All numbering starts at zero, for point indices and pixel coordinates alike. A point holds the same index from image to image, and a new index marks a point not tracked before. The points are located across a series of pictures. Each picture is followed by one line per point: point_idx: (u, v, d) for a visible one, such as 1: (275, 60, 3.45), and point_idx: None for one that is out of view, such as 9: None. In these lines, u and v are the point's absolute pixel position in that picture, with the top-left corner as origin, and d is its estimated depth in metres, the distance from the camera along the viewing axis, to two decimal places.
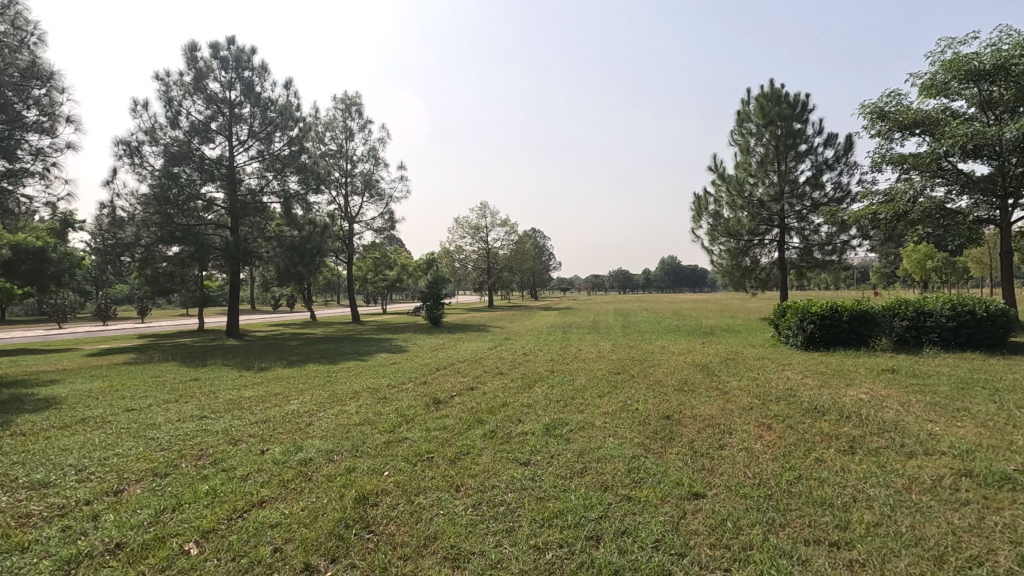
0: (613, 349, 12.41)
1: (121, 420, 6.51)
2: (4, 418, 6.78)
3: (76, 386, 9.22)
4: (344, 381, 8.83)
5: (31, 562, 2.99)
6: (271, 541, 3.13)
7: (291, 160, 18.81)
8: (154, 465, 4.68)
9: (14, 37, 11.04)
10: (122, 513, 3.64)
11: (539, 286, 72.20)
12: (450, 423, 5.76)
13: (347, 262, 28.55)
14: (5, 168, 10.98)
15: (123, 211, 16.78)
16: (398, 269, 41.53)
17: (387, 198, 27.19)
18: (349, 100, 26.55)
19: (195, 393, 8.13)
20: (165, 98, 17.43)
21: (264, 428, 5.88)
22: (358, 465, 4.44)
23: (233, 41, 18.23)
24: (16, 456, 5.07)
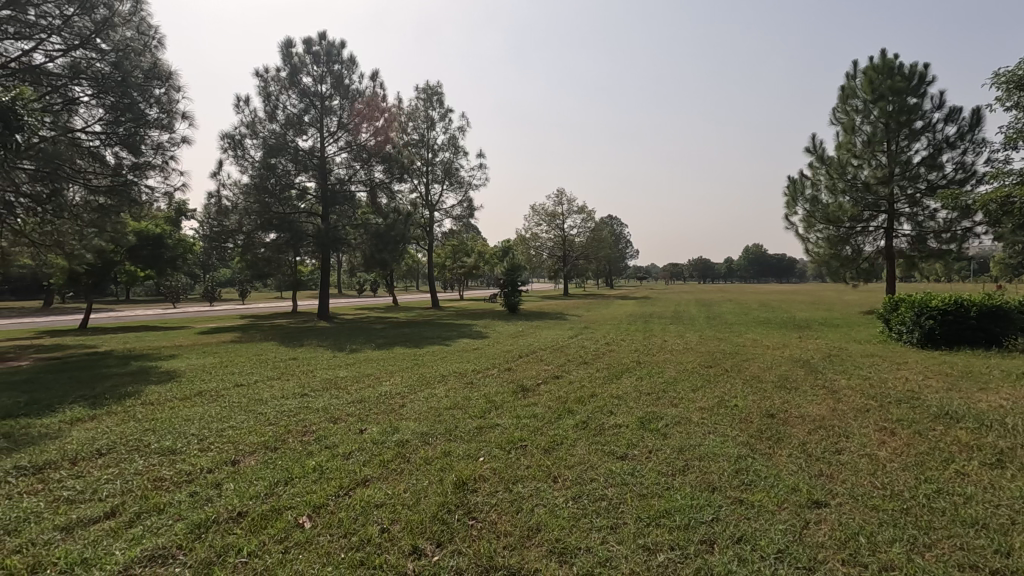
0: (701, 341, 11.93)
1: (232, 394, 7.02)
2: (134, 388, 7.49)
3: (192, 361, 10.07)
4: (431, 365, 9.05)
5: (167, 523, 3.23)
6: (378, 521, 3.19)
7: (377, 149, 19.41)
8: (264, 439, 4.97)
9: (139, 41, 12.03)
10: (241, 482, 3.88)
11: (615, 274, 70.82)
12: (540, 412, 5.70)
13: (427, 249, 29.33)
14: (132, 162, 12.13)
15: (227, 201, 18.13)
16: (476, 256, 42.22)
17: (467, 186, 27.59)
18: (431, 90, 27.07)
19: (295, 372, 8.63)
20: (264, 93, 18.55)
21: (360, 408, 6.11)
22: (454, 450, 4.48)
23: (324, 36, 19.04)
24: (146, 424, 5.56)
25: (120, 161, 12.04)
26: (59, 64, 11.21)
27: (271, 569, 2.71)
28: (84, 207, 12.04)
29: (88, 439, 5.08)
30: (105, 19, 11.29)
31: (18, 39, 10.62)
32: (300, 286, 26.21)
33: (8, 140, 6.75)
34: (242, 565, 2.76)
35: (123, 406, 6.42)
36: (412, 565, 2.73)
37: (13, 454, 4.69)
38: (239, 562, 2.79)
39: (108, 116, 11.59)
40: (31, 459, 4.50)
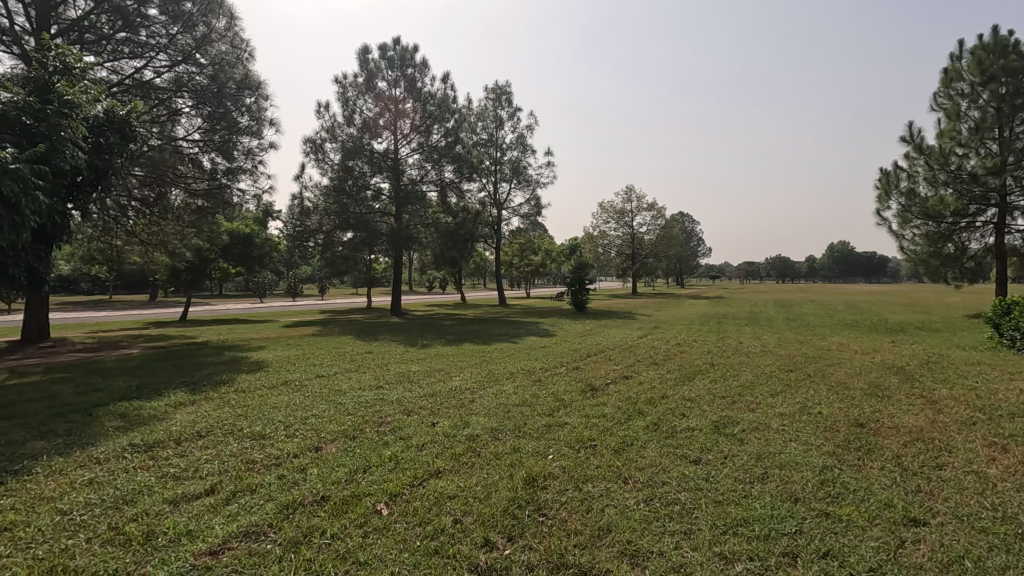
0: (780, 344, 11.34)
1: (314, 384, 7.44)
2: (228, 376, 8.11)
3: (278, 353, 10.76)
4: (500, 361, 9.17)
5: (259, 503, 3.48)
6: (451, 512, 3.28)
7: (447, 150, 19.85)
8: (343, 428, 5.22)
9: (233, 55, 12.96)
10: (323, 468, 4.11)
11: (685, 273, 68.64)
12: (609, 412, 5.63)
13: (495, 247, 29.69)
14: (226, 166, 13.07)
15: (309, 202, 19.17)
16: (543, 254, 42.25)
17: (535, 184, 27.68)
18: (500, 89, 27.33)
19: (370, 365, 9.01)
20: (342, 98, 19.44)
21: (432, 402, 6.29)
22: (523, 446, 4.52)
23: (399, 42, 19.68)
24: (238, 410, 6.01)
25: (215, 166, 13.00)
26: (165, 78, 12.29)
27: (352, 552, 2.85)
28: (185, 209, 13.14)
29: (190, 421, 5.56)
30: (204, 36, 12.24)
31: (131, 57, 11.76)
32: (374, 283, 27.32)
33: (126, 149, 7.52)
34: (326, 545, 2.92)
35: (219, 392, 6.97)
36: (484, 557, 2.79)
37: (129, 432, 5.21)
38: (323, 543, 2.96)
39: (205, 125, 12.58)
40: (144, 437, 4.99)
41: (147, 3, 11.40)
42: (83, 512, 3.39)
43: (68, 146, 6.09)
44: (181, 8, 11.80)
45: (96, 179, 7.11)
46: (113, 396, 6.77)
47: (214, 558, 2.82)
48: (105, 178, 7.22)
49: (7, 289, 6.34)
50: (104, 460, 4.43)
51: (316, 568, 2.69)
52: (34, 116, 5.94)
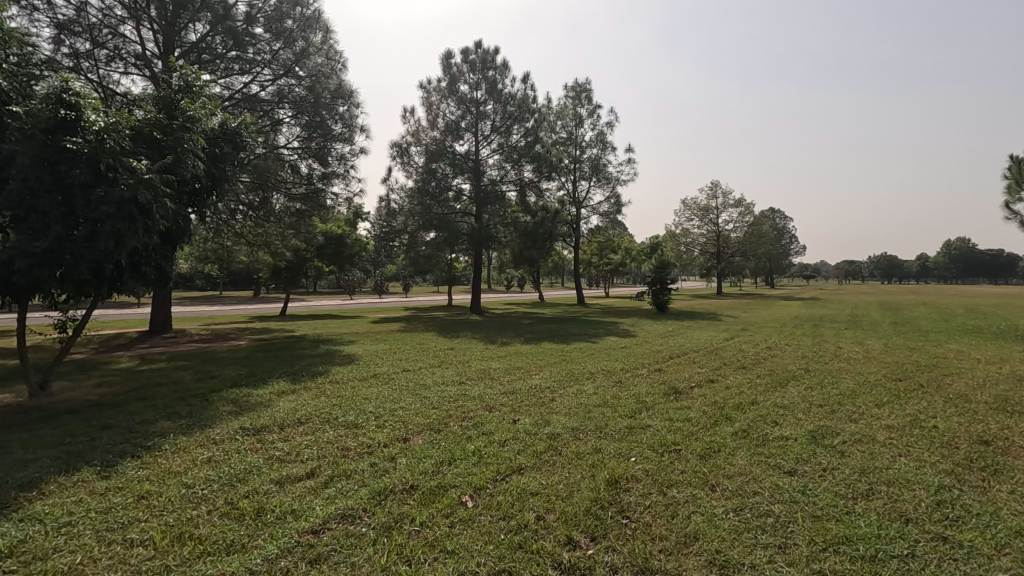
0: (886, 350, 10.41)
1: (400, 378, 7.81)
2: (324, 368, 8.69)
3: (367, 347, 11.36)
4: (579, 361, 9.12)
5: (354, 488, 3.70)
6: (534, 508, 3.32)
7: (527, 150, 19.99)
8: (429, 421, 5.42)
9: (328, 66, 13.83)
10: (411, 458, 4.29)
11: (776, 273, 64.79)
12: (694, 416, 5.45)
13: (574, 245, 29.53)
14: (322, 172, 13.92)
15: (395, 204, 20.05)
16: (622, 253, 41.50)
17: (615, 182, 27.23)
18: (580, 87, 27.14)
19: (452, 361, 9.31)
20: (427, 103, 20.14)
21: (512, 399, 6.39)
22: (605, 447, 4.47)
23: (480, 45, 20.05)
24: (334, 399, 6.42)
25: (312, 172, 13.90)
26: (268, 91, 13.32)
27: (440, 540, 2.96)
28: (285, 212, 14.17)
29: (291, 408, 6.02)
30: (303, 50, 13.13)
31: (240, 73, 12.86)
32: (455, 282, 28.07)
33: (237, 158, 8.23)
34: (416, 532, 3.06)
35: (316, 383, 7.48)
36: (568, 555, 2.80)
37: (239, 417, 5.73)
38: (412, 530, 3.09)
39: (303, 133, 13.49)
40: (252, 421, 5.46)
41: (254, 23, 12.44)
42: (205, 487, 3.78)
43: (190, 156, 6.78)
44: (283, 25, 12.75)
45: (213, 186, 7.83)
46: (225, 383, 7.46)
47: (316, 536, 3.04)
48: (220, 185, 7.94)
49: (141, 287, 7.14)
50: (220, 441, 4.90)
51: (407, 553, 2.83)
52: (163, 130, 6.66)
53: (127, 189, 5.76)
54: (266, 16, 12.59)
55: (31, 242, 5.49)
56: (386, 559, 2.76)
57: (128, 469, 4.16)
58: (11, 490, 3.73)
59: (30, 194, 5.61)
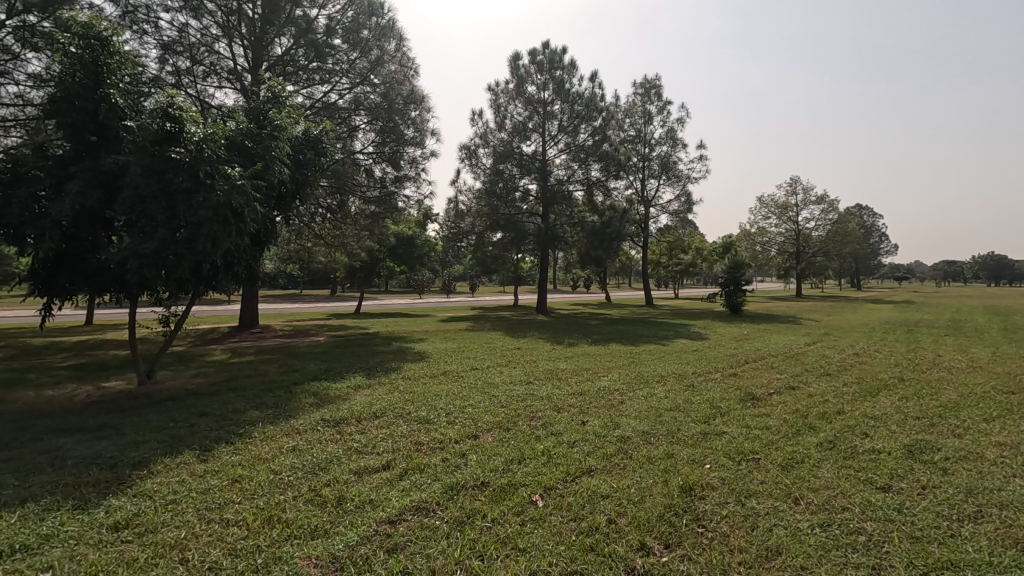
0: (995, 359, 9.42)
1: (470, 376, 7.98)
2: (397, 364, 9.01)
3: (436, 345, 11.66)
4: (648, 363, 8.93)
5: (428, 482, 3.81)
6: (605, 511, 3.28)
7: (594, 149, 19.76)
8: (499, 419, 5.49)
9: (401, 73, 14.32)
10: (482, 455, 4.36)
11: (862, 274, 60.51)
12: (774, 424, 5.18)
13: (642, 245, 28.93)
14: (395, 175, 14.41)
15: (463, 205, 20.48)
16: (693, 253, 40.17)
17: (686, 179, 26.39)
18: (649, 83, 26.53)
19: (520, 360, 9.39)
20: (495, 105, 20.41)
21: (581, 400, 6.35)
22: (677, 453, 4.35)
23: (548, 45, 20.07)
24: (407, 395, 6.65)
25: (385, 176, 14.42)
26: (346, 99, 13.97)
27: (512, 538, 2.99)
28: (360, 214, 14.81)
29: (368, 402, 6.30)
30: (377, 58, 13.67)
31: (320, 83, 13.56)
32: (521, 282, 28.25)
33: (318, 164, 8.68)
34: (488, 528, 3.11)
35: (390, 378, 7.79)
36: (641, 561, 2.75)
37: (320, 409, 6.04)
38: (485, 526, 3.14)
39: (378, 138, 14.02)
40: (331, 414, 5.74)
41: (334, 34, 13.08)
42: (292, 474, 4.02)
43: (277, 163, 7.22)
44: (359, 35, 13.36)
45: (297, 191, 8.30)
46: (307, 376, 7.91)
47: (393, 526, 3.15)
48: (303, 189, 8.42)
49: (232, 286, 7.67)
50: (303, 431, 5.19)
51: (480, 548, 2.87)
52: (253, 139, 7.14)
53: (222, 194, 6.21)
54: (344, 27, 13.22)
55: (141, 244, 6.04)
56: (459, 553, 2.82)
57: (224, 454, 4.50)
58: (126, 468, 4.13)
59: (140, 200, 6.17)
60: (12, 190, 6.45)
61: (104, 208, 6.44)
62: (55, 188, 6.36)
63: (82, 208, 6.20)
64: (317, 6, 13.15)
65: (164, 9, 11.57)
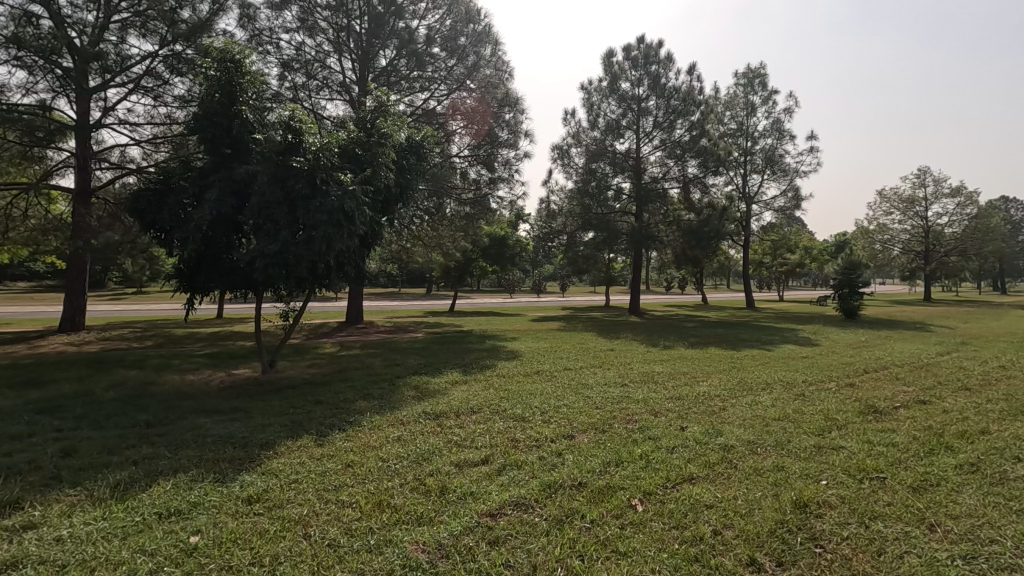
0: None
1: (562, 376, 7.99)
2: (492, 362, 9.22)
3: (528, 344, 11.77)
4: (751, 369, 8.44)
5: (525, 478, 3.87)
6: (709, 522, 3.15)
7: (691, 145, 18.94)
8: (594, 421, 5.45)
9: (496, 76, 14.58)
10: (578, 456, 4.35)
11: (1007, 276, 53.07)
12: (902, 441, 4.69)
13: (743, 244, 27.36)
14: (489, 177, 14.74)
15: (555, 205, 20.57)
16: (801, 252, 37.32)
17: (793, 174, 24.62)
18: (753, 72, 25.04)
19: (614, 362, 9.25)
20: (588, 104, 20.25)
21: (679, 405, 6.15)
22: (788, 466, 4.07)
23: (643, 40, 19.60)
24: (502, 392, 6.81)
25: (480, 178, 14.80)
26: (444, 105, 14.49)
27: (611, 540, 2.96)
28: (456, 216, 15.28)
29: (465, 397, 6.51)
30: (474, 63, 14.07)
31: (420, 91, 14.19)
32: (612, 283, 27.77)
33: (420, 168, 9.07)
34: (587, 529, 3.11)
35: (485, 375, 8.00)
36: None
37: (421, 402, 6.33)
38: (583, 526, 3.14)
39: (473, 141, 14.39)
40: (432, 407, 5.99)
41: (433, 43, 13.65)
42: (398, 462, 4.25)
43: (383, 169, 7.65)
44: (457, 42, 13.82)
45: (400, 194, 8.74)
46: (409, 370, 8.33)
47: (494, 519, 3.23)
48: (406, 193, 8.83)
49: (342, 284, 8.24)
50: (407, 422, 5.47)
51: (580, 548, 2.88)
52: (362, 147, 7.63)
53: (336, 199, 6.68)
54: (442, 36, 13.73)
55: (266, 245, 6.67)
56: (559, 551, 2.84)
57: (337, 440, 4.86)
58: (256, 448, 4.58)
59: (266, 206, 6.81)
60: (164, 198, 7.37)
61: (236, 214, 7.18)
62: (197, 197, 7.19)
63: (219, 213, 6.96)
64: (417, 17, 13.76)
65: (284, 30, 12.69)
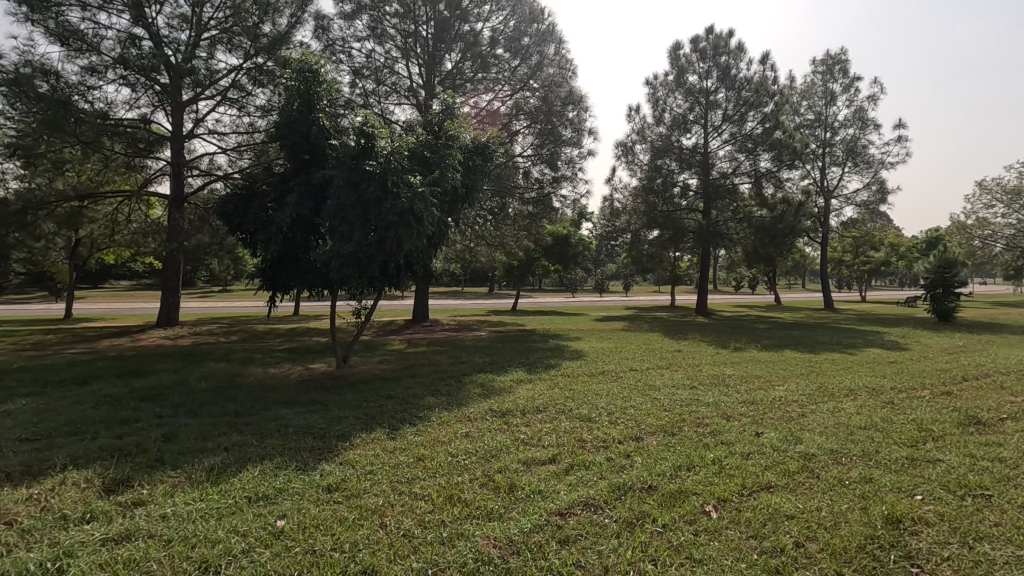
0: None
1: (629, 376, 7.86)
2: (556, 361, 9.20)
3: (592, 344, 11.63)
4: (832, 374, 7.95)
5: (593, 479, 3.84)
6: (791, 533, 3.00)
7: (764, 138, 18.06)
8: (662, 423, 5.33)
9: (560, 75, 14.51)
10: (647, 458, 4.27)
11: None
12: (1010, 456, 4.27)
13: (821, 242, 25.80)
14: (553, 176, 14.74)
15: (619, 203, 20.27)
16: (887, 250, 34.70)
17: (878, 165, 22.96)
18: (832, 58, 23.57)
19: (682, 363, 8.98)
20: (653, 99, 19.79)
21: (753, 409, 5.88)
22: (877, 478, 3.81)
23: (713, 30, 18.90)
24: (568, 391, 6.79)
25: (544, 177, 14.86)
26: (507, 106, 14.60)
27: (685, 546, 2.88)
28: (519, 216, 15.36)
29: (531, 396, 6.54)
30: (538, 63, 14.08)
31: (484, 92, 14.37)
32: (679, 281, 26.97)
33: (485, 169, 9.17)
34: (659, 533, 3.04)
35: (550, 374, 8.00)
36: None
37: (487, 399, 6.42)
38: (655, 530, 3.08)
39: (536, 141, 14.42)
40: (498, 405, 6.06)
41: (497, 45, 13.81)
42: (468, 458, 4.32)
43: (451, 170, 7.79)
44: (520, 43, 13.90)
45: (466, 195, 8.88)
46: (474, 368, 8.47)
47: (563, 518, 3.24)
48: (472, 193, 8.97)
49: (410, 283, 8.48)
50: (474, 418, 5.57)
51: (652, 552, 2.82)
52: (430, 150, 7.84)
53: (407, 201, 6.89)
54: (507, 37, 13.87)
55: (341, 246, 6.98)
56: (632, 554, 2.80)
57: (409, 434, 5.02)
58: (333, 439, 4.80)
59: (342, 208, 7.14)
60: (249, 203, 7.86)
61: (314, 216, 7.56)
62: (279, 200, 7.61)
63: (298, 216, 7.35)
64: (482, 20, 13.94)
65: (356, 39, 13.23)
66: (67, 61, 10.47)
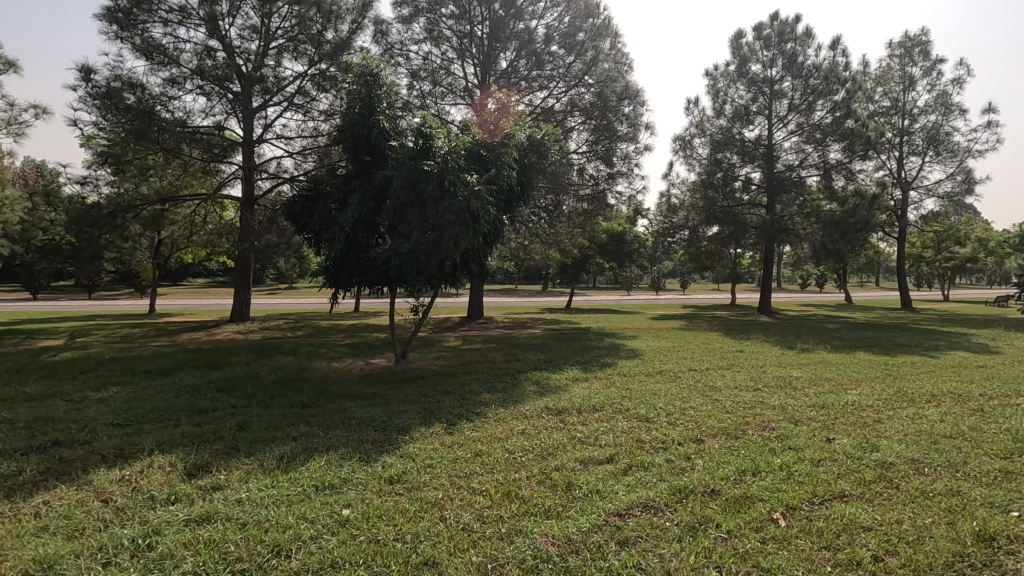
0: None
1: (688, 377, 7.65)
2: (612, 360, 9.08)
3: (649, 343, 11.39)
4: (912, 378, 7.42)
5: (653, 480, 3.76)
6: (868, 546, 2.83)
7: (834, 127, 17.07)
8: (724, 425, 5.15)
9: (616, 69, 14.28)
10: (709, 461, 4.14)
11: None
12: None
13: (898, 237, 24.14)
14: (608, 172, 14.57)
15: (676, 199, 19.78)
16: (974, 245, 32.03)
17: (964, 154, 21.26)
18: (910, 40, 22.01)
19: (745, 364, 8.64)
20: (713, 90, 19.15)
21: (823, 414, 5.58)
22: (965, 491, 3.53)
23: (777, 16, 18.08)
24: (624, 390, 6.70)
25: (599, 173, 14.73)
26: (562, 102, 14.50)
27: (752, 554, 2.78)
28: (574, 212, 15.27)
29: (587, 394, 6.49)
30: (593, 58, 13.89)
31: (538, 90, 14.34)
32: (740, 279, 25.94)
33: (541, 166, 9.14)
34: (723, 539, 2.95)
35: (606, 373, 7.90)
36: None
37: (543, 397, 6.42)
38: (720, 535, 2.99)
39: (591, 137, 14.29)
40: (554, 403, 6.04)
41: (552, 42, 13.79)
42: (524, 455, 4.34)
43: (506, 168, 7.82)
44: (575, 38, 13.80)
45: (522, 192, 8.88)
46: (530, 366, 8.48)
47: (622, 519, 3.19)
48: (527, 191, 8.96)
49: (467, 281, 8.58)
50: (530, 416, 5.58)
51: (716, 559, 2.73)
52: (486, 148, 7.90)
53: (463, 199, 6.99)
54: (561, 33, 13.83)
55: (401, 245, 7.17)
56: (695, 560, 2.72)
57: (466, 429, 5.09)
58: (394, 432, 4.94)
59: (401, 208, 7.32)
60: (314, 204, 8.19)
61: (374, 216, 7.78)
62: (341, 201, 7.88)
63: (360, 216, 7.59)
64: (536, 17, 13.93)
65: (413, 42, 13.52)
66: (150, 74, 11.25)
